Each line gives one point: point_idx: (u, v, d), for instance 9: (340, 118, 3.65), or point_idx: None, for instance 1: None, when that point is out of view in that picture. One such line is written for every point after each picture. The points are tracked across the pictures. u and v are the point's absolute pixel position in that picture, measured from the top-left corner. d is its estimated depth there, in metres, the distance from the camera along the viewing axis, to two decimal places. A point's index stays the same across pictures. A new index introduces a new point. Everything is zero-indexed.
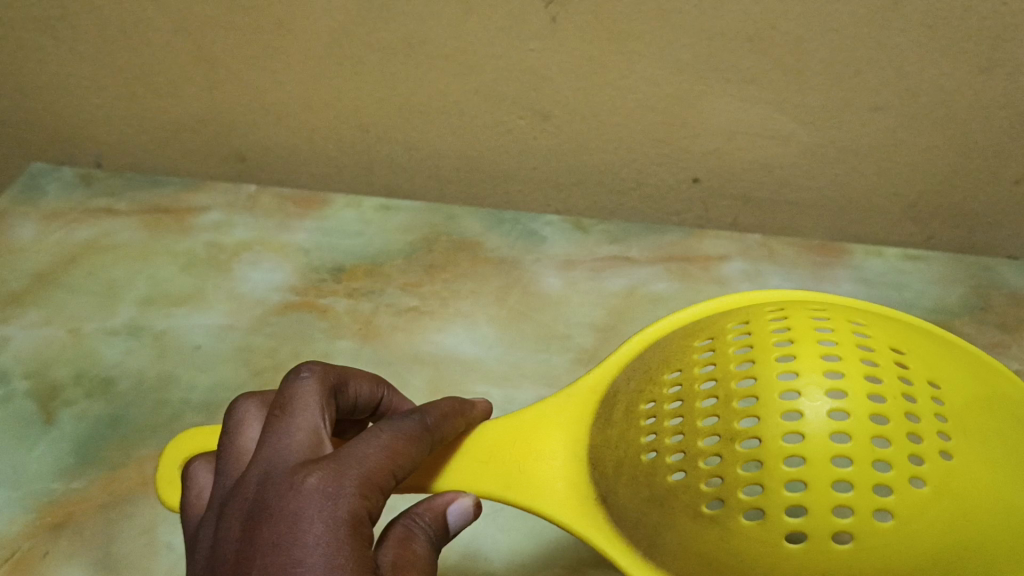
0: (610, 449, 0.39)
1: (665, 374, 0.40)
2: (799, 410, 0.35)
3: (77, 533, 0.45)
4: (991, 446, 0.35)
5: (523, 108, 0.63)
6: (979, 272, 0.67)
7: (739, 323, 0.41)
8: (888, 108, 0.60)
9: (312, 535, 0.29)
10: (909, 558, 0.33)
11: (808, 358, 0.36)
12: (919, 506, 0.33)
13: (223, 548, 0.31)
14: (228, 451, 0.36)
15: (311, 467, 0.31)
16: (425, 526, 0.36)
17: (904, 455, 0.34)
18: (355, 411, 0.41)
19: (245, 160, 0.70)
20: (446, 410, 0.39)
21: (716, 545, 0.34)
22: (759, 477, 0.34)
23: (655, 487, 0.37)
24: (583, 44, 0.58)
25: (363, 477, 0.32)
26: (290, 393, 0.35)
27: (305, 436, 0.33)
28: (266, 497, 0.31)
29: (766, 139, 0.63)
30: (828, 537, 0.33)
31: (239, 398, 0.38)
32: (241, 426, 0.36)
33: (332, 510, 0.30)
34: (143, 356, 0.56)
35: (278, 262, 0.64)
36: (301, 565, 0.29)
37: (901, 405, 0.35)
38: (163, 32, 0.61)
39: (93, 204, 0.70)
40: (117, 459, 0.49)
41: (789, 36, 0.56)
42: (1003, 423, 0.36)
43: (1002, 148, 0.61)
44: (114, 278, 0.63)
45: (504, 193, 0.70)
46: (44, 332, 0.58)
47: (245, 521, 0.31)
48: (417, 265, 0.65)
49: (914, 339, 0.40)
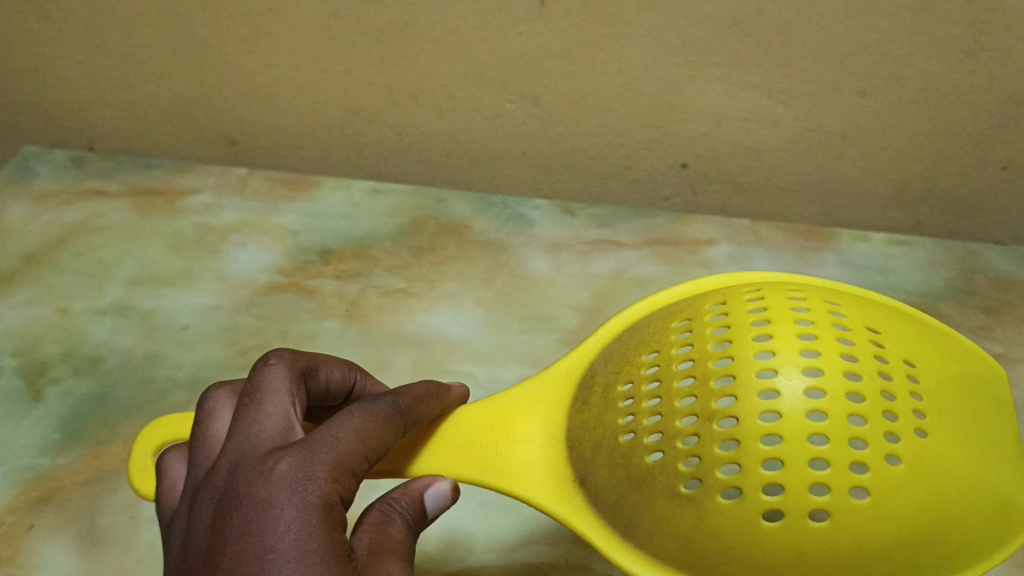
0: (587, 429, 0.40)
1: (643, 355, 0.40)
2: (776, 388, 0.35)
3: (62, 507, 0.46)
4: (962, 425, 0.36)
5: (512, 92, 0.63)
6: (966, 257, 0.67)
7: (717, 304, 0.41)
8: (875, 92, 0.60)
9: (283, 521, 0.30)
10: (884, 535, 0.33)
11: (785, 337, 0.36)
12: (894, 483, 0.34)
13: (195, 536, 0.31)
14: (200, 441, 0.36)
15: (281, 454, 0.31)
16: (402, 510, 0.35)
17: (880, 433, 0.34)
18: (328, 396, 0.42)
19: (236, 144, 0.71)
20: (420, 394, 0.39)
21: (694, 524, 0.35)
22: (737, 455, 0.34)
23: (632, 467, 0.37)
24: (572, 27, 0.59)
25: (335, 462, 0.32)
26: (258, 381, 0.36)
27: (274, 423, 0.34)
28: (237, 484, 0.31)
29: (754, 124, 0.63)
30: (805, 515, 0.33)
31: (210, 387, 0.39)
32: (212, 416, 0.37)
33: (303, 495, 0.30)
34: (131, 334, 0.57)
35: (266, 244, 0.65)
36: (272, 551, 0.29)
37: (876, 383, 0.35)
38: (155, 16, 0.62)
39: (85, 186, 0.70)
40: (102, 435, 0.50)
41: (775, 20, 0.56)
42: (973, 402, 0.37)
43: (990, 132, 0.61)
44: (104, 258, 0.63)
45: (493, 176, 0.70)
46: (34, 311, 0.58)
47: (216, 509, 0.31)
48: (404, 247, 0.66)
49: (889, 319, 0.40)
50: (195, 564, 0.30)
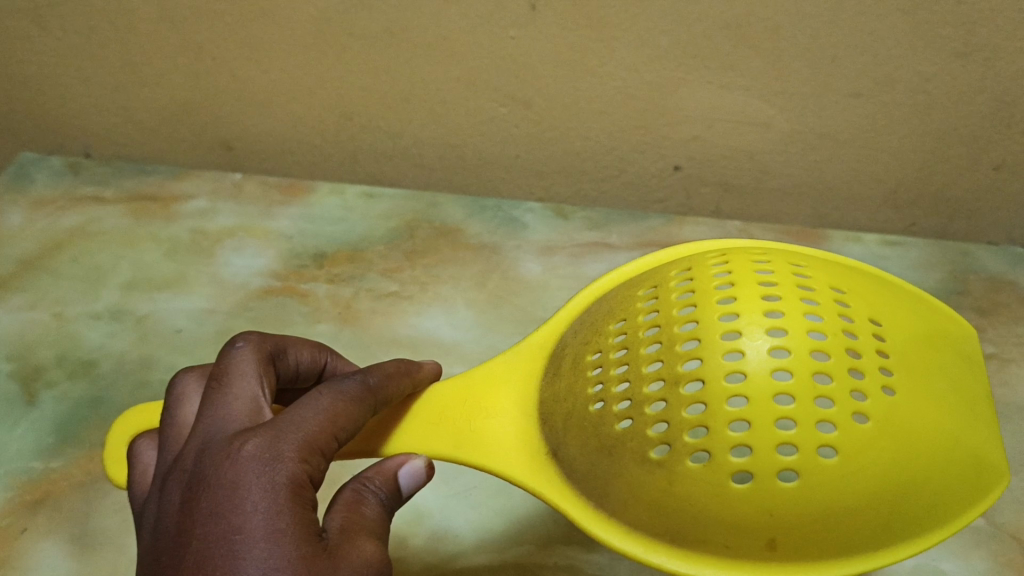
0: (557, 399, 0.40)
1: (611, 324, 0.40)
2: (740, 349, 0.35)
3: (55, 509, 0.46)
4: (932, 383, 0.36)
5: (504, 96, 0.64)
6: (959, 258, 0.67)
7: (682, 272, 0.41)
8: (866, 94, 0.60)
9: (250, 501, 0.30)
10: (852, 492, 0.34)
11: (749, 299, 0.37)
12: (861, 441, 0.34)
13: (165, 520, 0.32)
14: (169, 427, 0.36)
15: (247, 434, 0.32)
16: (376, 489, 0.36)
17: (846, 391, 0.35)
18: (298, 378, 0.42)
19: (232, 150, 0.71)
20: (390, 371, 0.40)
21: (665, 489, 0.35)
22: (704, 419, 0.34)
23: (602, 435, 0.37)
24: (562, 31, 0.59)
25: (302, 441, 0.32)
26: (225, 364, 0.36)
27: (243, 405, 0.34)
28: (205, 466, 0.31)
29: (745, 126, 0.63)
30: (773, 475, 0.34)
31: (179, 373, 0.39)
32: (181, 401, 0.37)
33: (269, 475, 0.31)
34: (125, 338, 0.57)
35: (260, 248, 0.65)
36: (240, 532, 0.30)
37: (840, 342, 0.36)
38: (150, 22, 0.63)
39: (82, 193, 0.71)
40: (96, 438, 0.50)
41: (766, 22, 0.56)
42: (943, 360, 0.37)
43: (982, 134, 0.61)
44: (99, 263, 0.64)
45: (487, 180, 0.71)
46: (29, 315, 0.59)
47: (184, 492, 0.31)
48: (398, 251, 0.66)
49: (855, 281, 0.41)
50: (165, 547, 0.31)
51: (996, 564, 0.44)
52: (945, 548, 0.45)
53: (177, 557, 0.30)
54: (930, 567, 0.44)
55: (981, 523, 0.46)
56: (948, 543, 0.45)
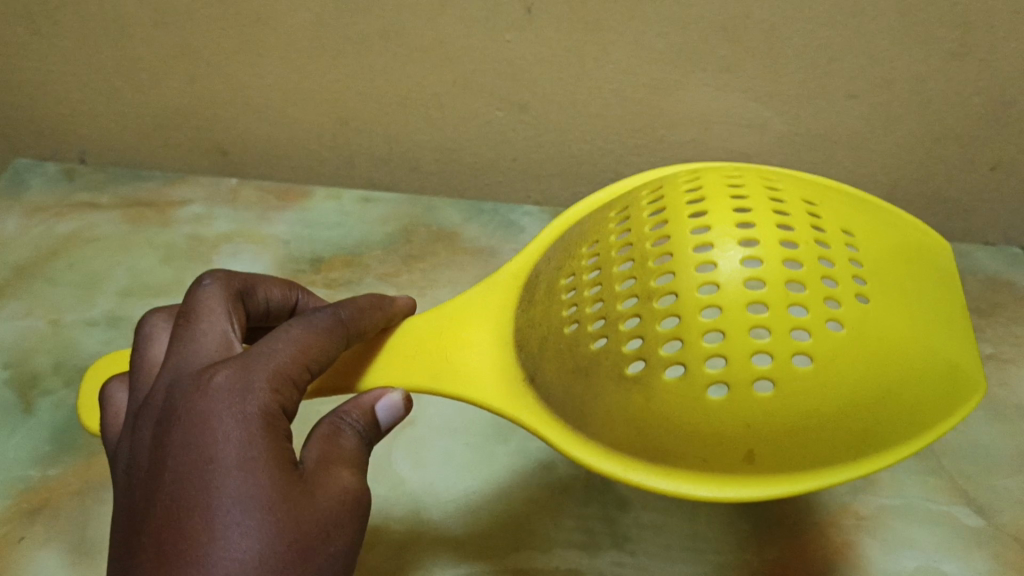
0: (535, 325, 0.41)
1: (584, 250, 0.41)
2: (713, 261, 0.36)
3: (53, 518, 0.46)
4: (904, 293, 0.37)
5: (500, 99, 0.64)
6: (956, 258, 0.67)
7: (652, 194, 0.42)
8: (862, 96, 0.60)
9: (222, 431, 0.31)
10: (826, 398, 0.34)
11: (721, 213, 0.37)
12: (835, 347, 0.34)
13: (140, 454, 0.33)
14: (140, 364, 0.38)
15: (217, 367, 0.33)
16: (353, 422, 0.37)
17: (819, 298, 0.35)
18: (268, 316, 0.45)
19: (228, 154, 0.71)
20: (363, 305, 0.41)
21: (644, 404, 0.36)
22: (678, 332, 0.35)
23: (579, 356, 0.38)
24: (559, 34, 0.59)
25: (272, 372, 0.33)
26: (194, 301, 0.38)
27: (213, 339, 0.36)
28: (176, 401, 0.32)
29: (742, 128, 0.63)
30: (748, 384, 0.34)
31: (147, 315, 0.41)
32: (151, 339, 0.39)
33: (241, 405, 0.32)
34: (122, 345, 0.57)
35: (257, 253, 0.65)
36: (213, 461, 0.30)
37: (813, 251, 0.36)
38: (145, 27, 0.62)
39: (77, 199, 0.70)
40: (93, 446, 0.50)
41: (763, 24, 0.56)
42: (915, 271, 0.38)
43: (978, 134, 0.61)
44: (96, 269, 0.63)
45: (484, 183, 0.71)
46: (25, 323, 0.58)
47: (156, 426, 0.32)
48: (395, 255, 0.66)
49: (826, 196, 0.41)
50: (141, 480, 0.32)
51: (998, 564, 0.44)
52: (947, 550, 0.45)
53: (153, 492, 0.31)
54: (932, 568, 0.44)
55: (982, 524, 0.46)
56: (950, 544, 0.45)
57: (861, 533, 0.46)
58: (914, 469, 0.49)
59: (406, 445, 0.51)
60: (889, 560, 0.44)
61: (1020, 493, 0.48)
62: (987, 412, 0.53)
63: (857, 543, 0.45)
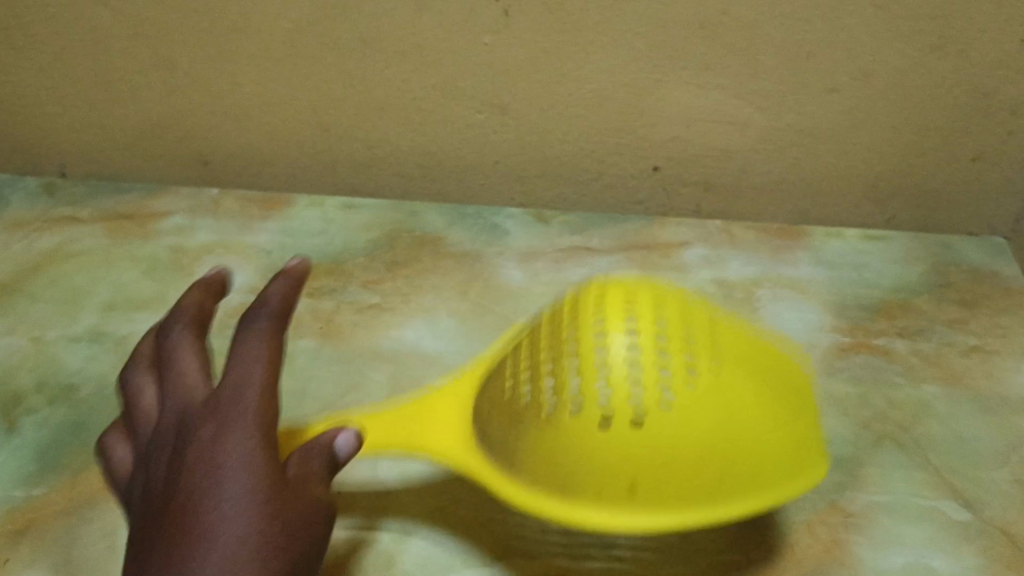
0: (496, 408, 0.46)
1: None
2: None
3: (39, 537, 0.46)
4: (775, 414, 0.44)
5: (481, 103, 0.64)
6: (940, 250, 0.67)
7: None
8: (842, 90, 0.61)
9: (221, 503, 0.34)
10: None
11: None
12: (704, 427, 0.43)
13: (156, 486, 0.37)
14: (137, 412, 0.43)
15: (203, 423, 0.37)
16: (323, 449, 0.40)
17: None
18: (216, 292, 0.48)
19: (209, 164, 0.71)
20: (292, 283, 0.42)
21: None
22: None
23: (528, 417, 0.45)
24: (537, 36, 0.59)
25: (251, 413, 0.37)
26: (168, 349, 0.43)
27: (194, 376, 0.41)
28: (175, 473, 0.36)
29: (723, 125, 0.64)
30: None
31: (127, 370, 0.45)
32: (139, 392, 0.43)
33: (232, 449, 0.35)
34: (106, 362, 0.56)
35: (240, 265, 0.65)
36: (210, 511, 0.34)
37: None
38: (120, 39, 0.63)
39: (57, 213, 0.70)
40: (78, 464, 0.49)
41: (742, 21, 0.57)
42: (784, 372, 0.46)
43: (957, 124, 0.62)
44: (78, 283, 0.63)
45: (467, 186, 0.70)
46: (7, 341, 0.58)
47: (167, 464, 0.37)
48: (378, 262, 0.65)
49: None
50: (155, 506, 0.36)
51: (986, 560, 0.44)
52: (937, 546, 0.45)
53: (166, 498, 0.35)
54: (923, 565, 0.44)
55: (971, 518, 0.46)
56: (939, 540, 0.45)
57: (850, 531, 0.45)
58: (902, 464, 0.49)
59: (393, 459, 0.50)
60: (879, 557, 0.44)
61: (1007, 485, 0.48)
62: (973, 405, 0.53)
63: (846, 541, 0.45)
